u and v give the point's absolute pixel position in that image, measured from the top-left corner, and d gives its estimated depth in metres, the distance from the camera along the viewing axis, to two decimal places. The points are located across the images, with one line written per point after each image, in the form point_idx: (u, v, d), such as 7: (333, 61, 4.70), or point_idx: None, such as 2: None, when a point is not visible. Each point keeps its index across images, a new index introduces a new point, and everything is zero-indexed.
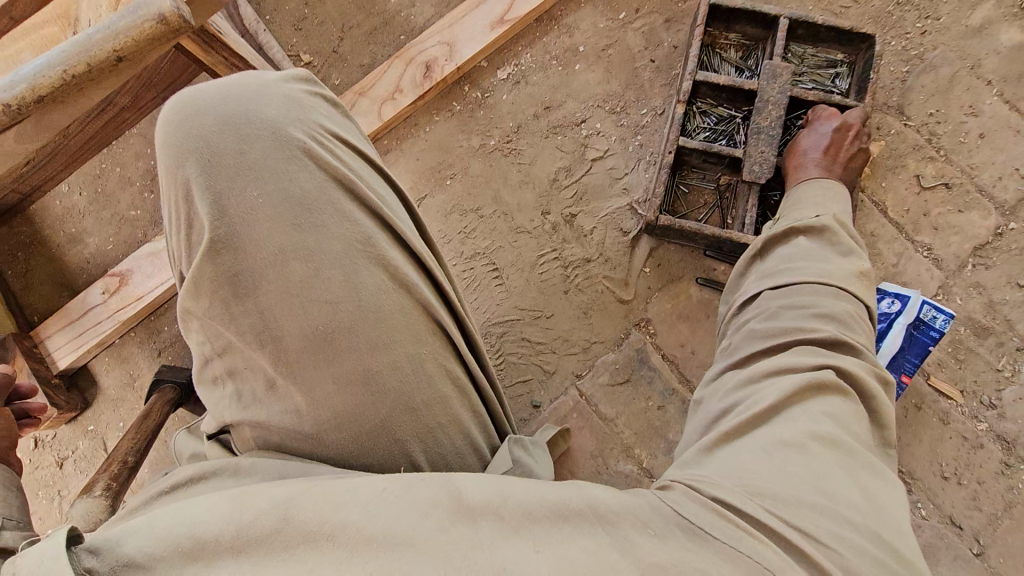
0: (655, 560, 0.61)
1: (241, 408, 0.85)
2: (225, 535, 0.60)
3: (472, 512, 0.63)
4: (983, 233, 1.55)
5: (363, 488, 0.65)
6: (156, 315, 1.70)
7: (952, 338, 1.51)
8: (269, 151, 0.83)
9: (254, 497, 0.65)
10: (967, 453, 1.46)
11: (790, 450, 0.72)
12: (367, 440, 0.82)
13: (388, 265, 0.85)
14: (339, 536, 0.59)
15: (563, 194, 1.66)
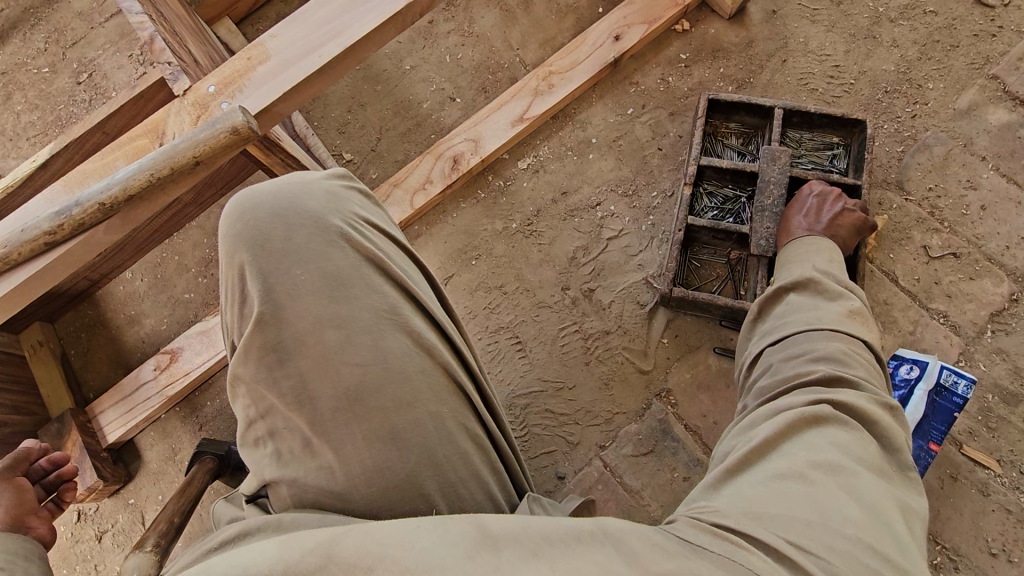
0: (657, 570, 0.65)
1: (280, 466, 0.92)
2: (261, 571, 0.63)
3: (497, 541, 0.65)
4: (997, 300, 1.57)
5: (395, 522, 0.67)
6: (200, 391, 1.81)
7: (981, 406, 1.49)
8: (313, 236, 0.96)
9: (291, 539, 0.67)
10: (1013, 528, 1.40)
11: (787, 480, 0.80)
12: (393, 494, 0.88)
13: (413, 333, 0.94)
14: (370, 567, 0.61)
15: (582, 270, 1.76)
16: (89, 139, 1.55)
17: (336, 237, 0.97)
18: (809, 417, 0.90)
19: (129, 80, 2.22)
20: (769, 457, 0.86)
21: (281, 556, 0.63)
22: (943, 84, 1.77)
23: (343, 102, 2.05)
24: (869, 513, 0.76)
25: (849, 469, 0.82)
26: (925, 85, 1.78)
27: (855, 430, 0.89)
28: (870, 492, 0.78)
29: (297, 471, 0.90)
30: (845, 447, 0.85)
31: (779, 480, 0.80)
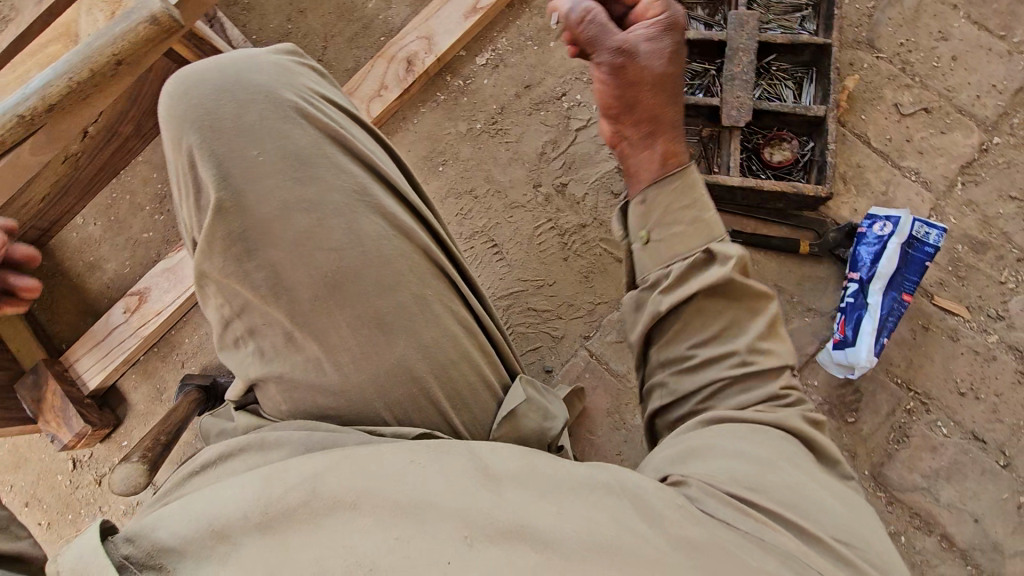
0: (670, 523, 0.67)
1: (264, 363, 0.94)
2: (252, 514, 0.68)
3: (498, 483, 0.70)
4: (968, 151, 1.57)
5: (389, 462, 0.71)
6: (175, 330, 1.77)
7: (951, 258, 1.52)
8: (268, 115, 0.93)
9: (277, 479, 0.71)
10: (981, 367, 1.47)
11: (768, 462, 0.78)
12: (383, 376, 0.91)
13: (387, 213, 0.96)
14: (368, 508, 0.67)
15: (552, 165, 1.71)
16: None
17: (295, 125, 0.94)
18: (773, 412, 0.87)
19: None
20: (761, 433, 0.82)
21: (271, 491, 0.69)
22: None
23: (281, 9, 1.89)
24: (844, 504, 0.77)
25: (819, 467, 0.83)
26: None
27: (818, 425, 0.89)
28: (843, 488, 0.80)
29: (281, 367, 0.93)
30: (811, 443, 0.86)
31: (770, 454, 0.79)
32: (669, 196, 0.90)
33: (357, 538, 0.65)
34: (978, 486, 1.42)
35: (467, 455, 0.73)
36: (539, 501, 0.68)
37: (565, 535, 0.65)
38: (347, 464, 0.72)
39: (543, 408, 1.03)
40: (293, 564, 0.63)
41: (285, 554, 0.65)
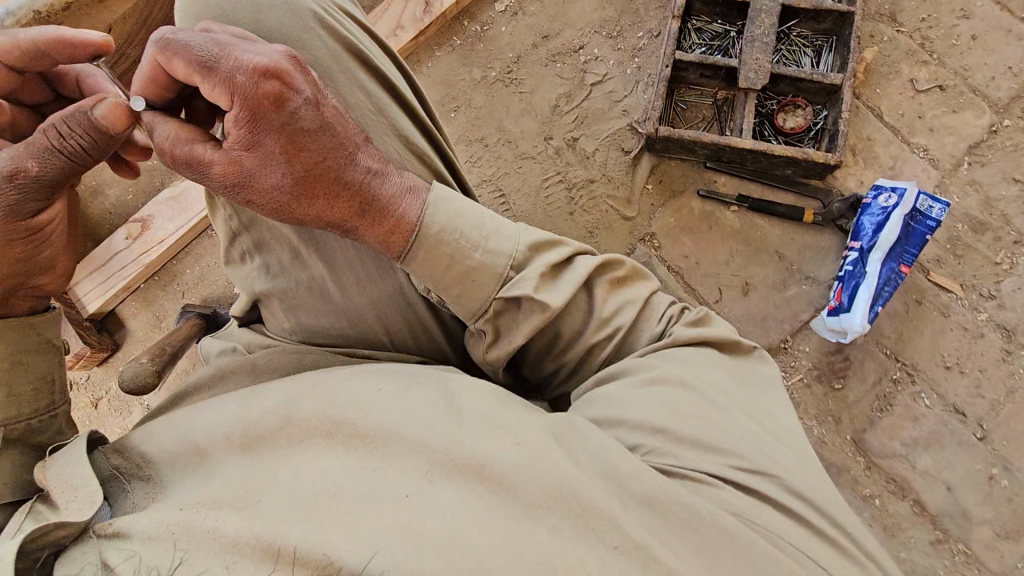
0: (624, 469, 0.67)
1: (269, 279, 0.94)
2: (231, 434, 0.72)
3: (461, 415, 0.71)
4: (977, 132, 1.58)
5: (363, 390, 0.72)
6: (177, 260, 1.77)
7: (951, 236, 1.55)
8: (284, 17, 0.87)
9: (256, 403, 0.74)
10: (968, 344, 1.50)
11: (725, 425, 0.74)
12: (388, 302, 0.92)
13: (404, 136, 0.91)
14: (336, 433, 0.69)
15: (564, 119, 1.70)
16: None
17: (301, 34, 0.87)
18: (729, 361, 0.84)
19: None
20: (724, 377, 0.80)
21: (248, 414, 0.73)
22: None
23: None
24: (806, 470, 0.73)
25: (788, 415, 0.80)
26: None
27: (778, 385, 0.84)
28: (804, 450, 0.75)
29: (287, 284, 0.93)
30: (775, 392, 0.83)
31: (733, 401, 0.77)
32: (433, 262, 0.80)
33: (325, 467, 0.67)
34: (954, 456, 1.47)
35: (435, 385, 0.75)
36: (499, 436, 0.68)
37: (516, 469, 0.66)
38: (319, 390, 0.73)
39: None
40: (260, 482, 0.67)
41: (254, 471, 0.68)
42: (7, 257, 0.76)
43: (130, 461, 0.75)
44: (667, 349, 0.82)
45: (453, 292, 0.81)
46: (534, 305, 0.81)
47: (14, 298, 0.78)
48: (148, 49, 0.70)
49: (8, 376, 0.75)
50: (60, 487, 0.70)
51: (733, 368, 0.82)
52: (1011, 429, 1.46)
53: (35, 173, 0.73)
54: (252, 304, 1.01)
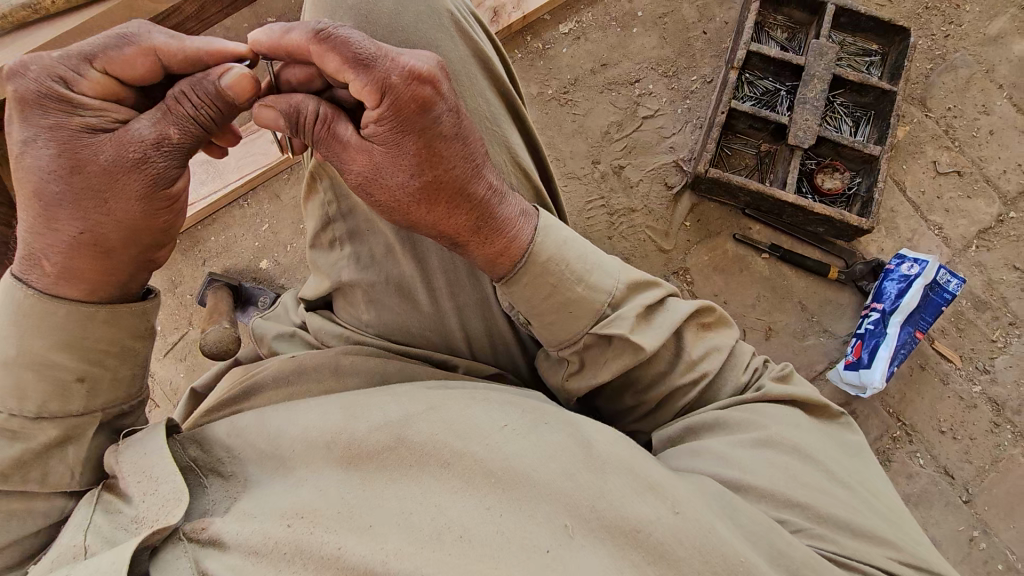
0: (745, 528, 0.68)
1: (359, 269, 0.90)
2: (337, 446, 0.71)
3: (597, 461, 0.68)
4: (986, 218, 1.72)
5: (481, 418, 0.71)
6: (200, 226, 1.70)
7: (955, 310, 1.67)
8: (422, 15, 0.86)
9: (363, 417, 0.72)
10: (962, 412, 1.61)
11: (828, 492, 0.76)
12: (472, 308, 0.90)
13: (513, 154, 0.90)
14: (455, 462, 0.68)
15: (614, 146, 1.75)
16: None
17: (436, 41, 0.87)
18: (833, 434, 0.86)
19: None
20: (832, 447, 0.82)
21: (353, 428, 0.71)
22: (978, 9, 1.83)
23: None
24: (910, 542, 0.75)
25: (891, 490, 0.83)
26: (961, 7, 1.83)
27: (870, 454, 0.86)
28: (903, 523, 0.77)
29: (376, 277, 0.89)
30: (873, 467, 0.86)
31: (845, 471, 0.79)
32: (534, 291, 0.79)
33: (445, 498, 0.66)
34: (940, 516, 1.56)
35: (556, 421, 0.73)
36: (641, 488, 0.66)
37: (662, 528, 0.64)
38: (435, 415, 0.71)
39: None
40: (372, 504, 0.66)
41: (364, 495, 0.67)
42: (152, 226, 0.73)
43: (211, 455, 0.75)
44: (760, 404, 0.84)
45: (548, 318, 0.80)
46: (627, 345, 0.80)
47: (133, 279, 0.75)
48: (301, 34, 0.69)
49: (111, 365, 0.74)
50: (135, 476, 0.69)
51: (837, 439, 0.85)
52: (993, 496, 1.56)
53: (181, 141, 0.71)
54: (325, 290, 0.94)
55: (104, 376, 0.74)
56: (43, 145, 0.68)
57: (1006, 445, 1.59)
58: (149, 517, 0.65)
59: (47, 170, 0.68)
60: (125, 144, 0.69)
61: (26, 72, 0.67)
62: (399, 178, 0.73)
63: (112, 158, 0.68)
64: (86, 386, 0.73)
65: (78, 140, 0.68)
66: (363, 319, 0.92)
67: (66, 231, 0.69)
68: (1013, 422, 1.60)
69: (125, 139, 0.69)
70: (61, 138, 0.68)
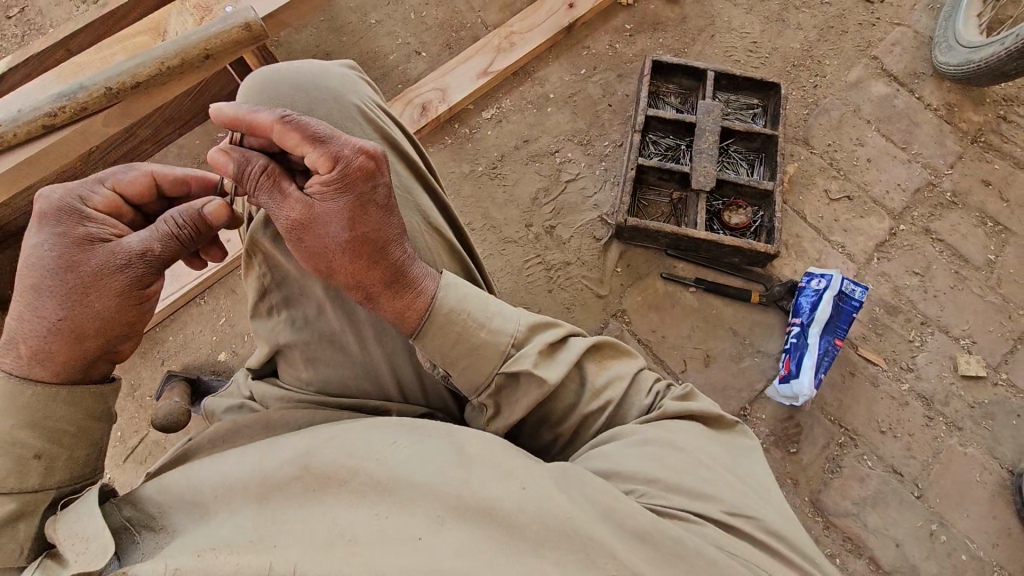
0: (622, 510, 0.77)
1: (295, 330, 1.01)
2: (250, 484, 0.79)
3: (470, 460, 0.79)
4: (881, 233, 1.92)
5: (379, 442, 0.81)
6: (161, 327, 1.78)
7: (871, 317, 1.82)
8: (333, 111, 1.03)
9: (274, 454, 0.82)
10: (897, 410, 1.72)
11: (705, 478, 0.87)
12: (400, 355, 1.01)
13: (424, 215, 1.05)
14: (352, 481, 0.78)
15: (543, 209, 1.93)
16: (53, 56, 1.50)
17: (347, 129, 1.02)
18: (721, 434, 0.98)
19: (68, 16, 2.11)
20: (714, 441, 0.94)
21: (266, 465, 0.80)
22: (837, 61, 2.14)
23: (307, 50, 2.12)
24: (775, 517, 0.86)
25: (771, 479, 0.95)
26: (823, 61, 2.13)
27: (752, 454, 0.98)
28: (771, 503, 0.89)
29: (308, 336, 1.01)
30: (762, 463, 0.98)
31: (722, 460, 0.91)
32: (443, 339, 0.88)
33: (344, 515, 0.75)
34: (897, 514, 1.62)
35: (448, 436, 0.84)
36: (504, 478, 0.78)
37: (521, 509, 0.75)
38: (332, 442, 0.82)
39: None
40: (275, 525, 0.76)
41: (272, 522, 0.76)
42: (120, 321, 0.82)
43: (143, 512, 0.82)
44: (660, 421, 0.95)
45: (461, 364, 0.89)
46: (533, 379, 0.89)
47: (97, 365, 0.84)
48: (269, 115, 0.83)
49: (68, 445, 0.80)
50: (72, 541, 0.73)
51: (722, 437, 0.97)
52: (942, 487, 1.64)
53: (161, 255, 0.83)
54: (267, 357, 1.06)
55: (59, 455, 0.79)
56: (46, 253, 0.80)
57: (943, 436, 1.70)
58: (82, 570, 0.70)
59: (48, 267, 0.79)
60: (115, 252, 0.81)
61: (54, 194, 0.82)
62: (330, 232, 0.84)
63: (102, 263, 0.80)
64: (43, 463, 0.78)
65: (79, 249, 0.80)
66: (303, 377, 1.03)
67: (47, 317, 0.79)
68: (943, 414, 1.71)
69: (116, 248, 0.81)
70: (65, 244, 0.80)
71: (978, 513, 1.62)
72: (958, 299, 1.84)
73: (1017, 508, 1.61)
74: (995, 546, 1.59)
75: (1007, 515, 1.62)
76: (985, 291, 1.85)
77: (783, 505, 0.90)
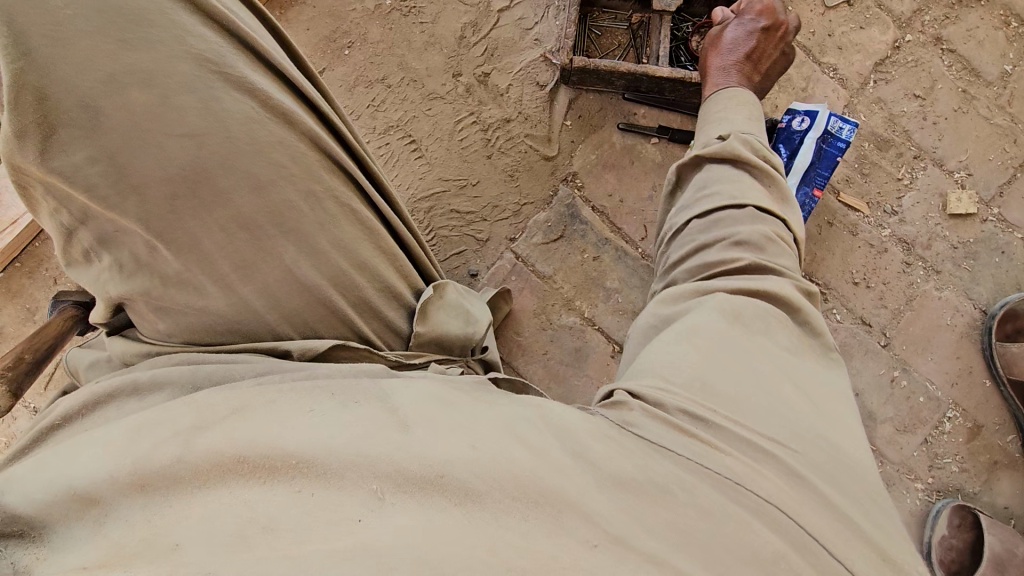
0: (612, 469, 0.61)
1: (125, 280, 0.75)
2: (120, 473, 0.55)
3: (408, 420, 0.61)
4: (882, 48, 1.60)
5: (288, 411, 0.61)
6: (40, 241, 1.54)
7: (858, 155, 1.59)
8: None
9: (151, 433, 0.59)
10: (874, 259, 1.58)
11: (728, 380, 0.74)
12: (279, 287, 0.80)
13: (252, 95, 0.78)
14: (254, 456, 0.55)
15: (473, 51, 1.56)
16: None
17: (744, 56, 1.28)
18: (754, 292, 0.88)
19: None
20: (705, 329, 0.80)
21: (137, 448, 0.58)
22: None
23: None
24: (819, 440, 0.70)
25: (787, 351, 0.82)
26: None
27: (778, 316, 0.86)
28: (823, 420, 0.73)
29: (147, 282, 0.75)
30: (793, 332, 0.86)
31: (710, 354, 0.77)
32: None
33: (255, 495, 0.53)
34: (861, 364, 1.58)
35: (374, 397, 0.65)
36: (448, 436, 0.60)
37: (478, 471, 0.57)
38: (240, 415, 0.61)
39: (462, 309, 1.07)
40: (172, 521, 0.52)
41: (151, 516, 0.53)
42: None
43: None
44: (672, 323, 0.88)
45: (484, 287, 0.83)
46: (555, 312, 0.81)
47: None
48: None
49: None
50: None
51: (734, 309, 0.84)
52: (910, 335, 1.58)
53: None
54: (110, 311, 0.82)
55: None
56: None
57: (919, 282, 1.58)
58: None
59: None
60: None
61: None
62: None
63: None
64: None
65: None
66: (162, 330, 0.79)
67: None
68: (923, 258, 1.58)
69: None
70: None
71: (942, 355, 1.58)
72: (960, 124, 1.59)
73: (983, 348, 1.57)
74: (953, 386, 1.58)
75: (970, 355, 1.58)
76: (992, 112, 1.59)
77: (788, 386, 0.75)
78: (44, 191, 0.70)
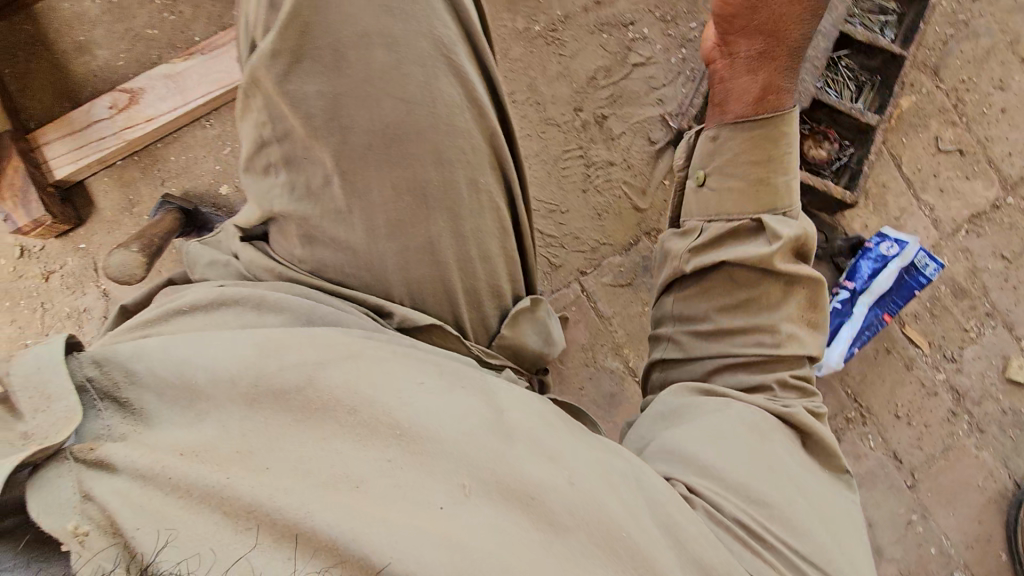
0: (694, 552, 0.65)
1: (296, 201, 0.82)
2: (239, 383, 0.62)
3: (509, 431, 0.64)
4: (982, 202, 1.64)
5: (401, 375, 0.65)
6: (162, 144, 1.64)
7: (933, 295, 1.62)
8: None
9: (275, 355, 0.64)
10: (922, 398, 1.59)
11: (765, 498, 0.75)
12: (415, 254, 0.84)
13: (456, 79, 0.83)
14: (364, 413, 0.61)
15: (599, 94, 1.65)
16: None
17: None
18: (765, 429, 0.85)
19: None
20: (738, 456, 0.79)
21: (261, 364, 0.63)
22: None
23: None
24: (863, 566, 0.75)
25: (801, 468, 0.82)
26: None
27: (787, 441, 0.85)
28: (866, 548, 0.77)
29: (311, 209, 0.82)
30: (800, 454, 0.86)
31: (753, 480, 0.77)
32: None
33: (350, 449, 0.59)
34: (882, 497, 1.56)
35: (482, 389, 0.68)
36: (547, 461, 0.63)
37: (567, 505, 0.61)
38: (357, 360, 0.65)
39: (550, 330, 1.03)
40: (271, 445, 0.59)
41: (261, 434, 0.59)
42: None
43: (109, 376, 0.59)
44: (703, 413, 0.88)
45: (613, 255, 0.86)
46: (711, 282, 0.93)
47: None
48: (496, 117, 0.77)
49: None
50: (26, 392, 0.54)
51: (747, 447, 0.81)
52: (938, 483, 1.57)
53: None
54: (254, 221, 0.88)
55: None
56: None
57: (959, 433, 1.58)
58: (42, 440, 0.53)
59: None
60: None
61: None
62: None
63: None
64: None
65: None
66: (294, 254, 0.85)
67: None
68: (970, 412, 1.59)
69: None
70: None
71: (964, 514, 1.57)
72: None
73: (1006, 519, 1.55)
74: (968, 548, 1.55)
75: (992, 522, 1.56)
76: None
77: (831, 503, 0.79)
78: (262, 106, 0.80)
